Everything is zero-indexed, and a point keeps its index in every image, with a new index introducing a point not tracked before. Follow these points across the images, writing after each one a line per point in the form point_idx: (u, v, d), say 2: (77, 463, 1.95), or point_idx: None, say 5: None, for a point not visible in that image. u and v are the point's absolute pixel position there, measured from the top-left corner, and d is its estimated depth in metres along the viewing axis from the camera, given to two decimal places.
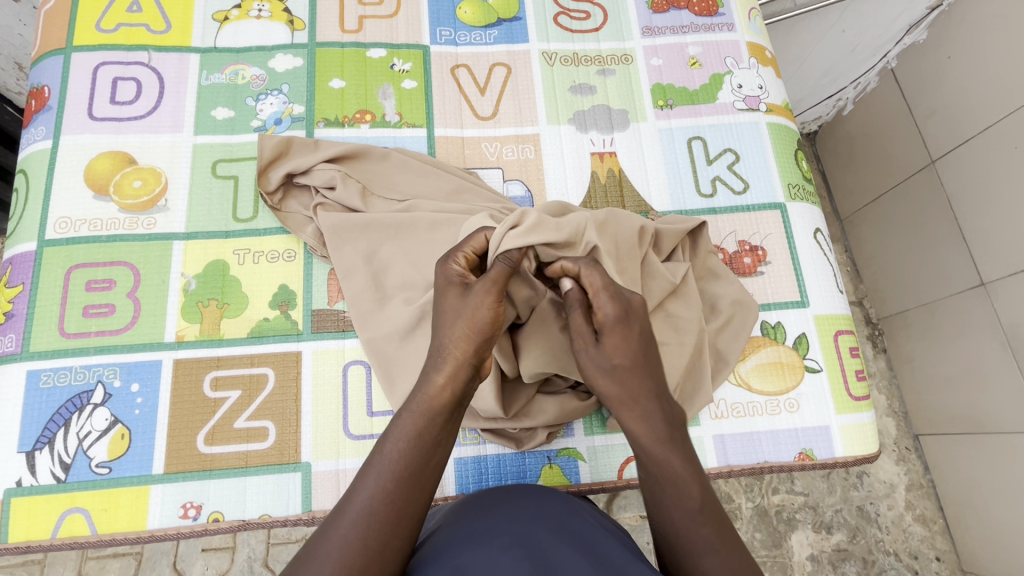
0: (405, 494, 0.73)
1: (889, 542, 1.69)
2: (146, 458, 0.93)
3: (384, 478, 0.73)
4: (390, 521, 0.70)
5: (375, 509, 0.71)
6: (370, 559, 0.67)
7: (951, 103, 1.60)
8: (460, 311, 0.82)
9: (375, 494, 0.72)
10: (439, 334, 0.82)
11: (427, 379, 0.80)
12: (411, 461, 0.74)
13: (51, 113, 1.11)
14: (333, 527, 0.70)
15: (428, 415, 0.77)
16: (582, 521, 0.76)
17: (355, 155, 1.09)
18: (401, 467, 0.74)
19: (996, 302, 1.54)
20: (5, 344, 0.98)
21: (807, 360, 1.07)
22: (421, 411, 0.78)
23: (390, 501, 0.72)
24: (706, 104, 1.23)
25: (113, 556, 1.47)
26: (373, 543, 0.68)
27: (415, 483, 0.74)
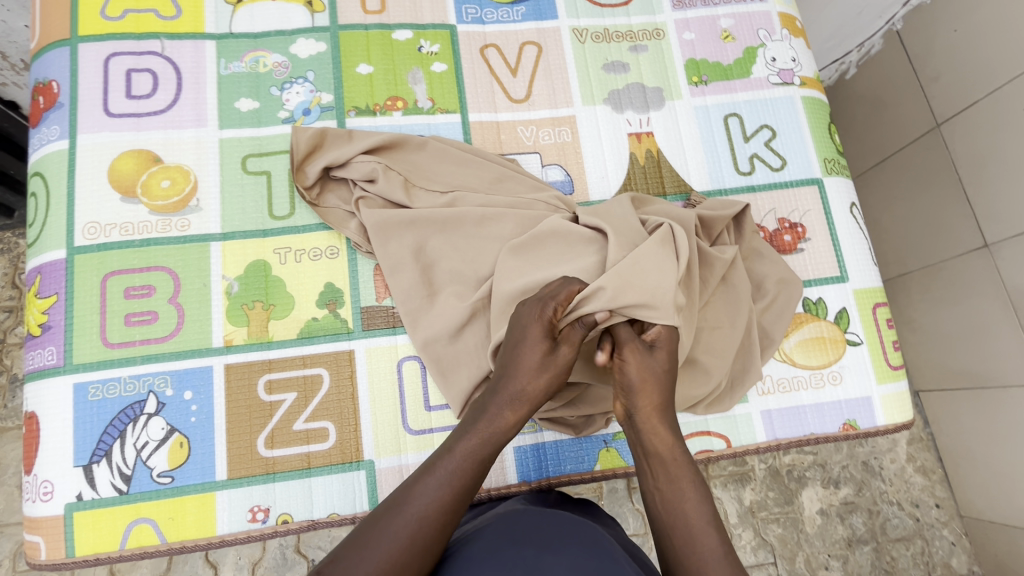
0: (456, 508, 0.76)
1: (892, 493, 1.78)
2: (208, 464, 0.93)
3: (443, 488, 0.75)
4: (439, 528, 0.73)
5: (430, 513, 0.73)
6: (413, 558, 0.70)
7: (959, 66, 1.59)
8: (536, 363, 0.82)
9: (433, 500, 0.74)
10: (511, 375, 0.82)
11: (502, 413, 0.82)
12: (469, 477, 0.78)
13: (64, 111, 1.04)
14: (385, 520, 0.73)
15: (495, 443, 0.81)
16: (614, 547, 0.75)
17: (393, 145, 1.06)
18: (458, 481, 0.77)
19: (1000, 263, 1.57)
20: (47, 357, 0.95)
21: (848, 334, 1.10)
22: (488, 438, 0.81)
23: (445, 511, 0.74)
24: (740, 79, 1.21)
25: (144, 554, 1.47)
26: (420, 542, 0.71)
27: (468, 499, 0.77)
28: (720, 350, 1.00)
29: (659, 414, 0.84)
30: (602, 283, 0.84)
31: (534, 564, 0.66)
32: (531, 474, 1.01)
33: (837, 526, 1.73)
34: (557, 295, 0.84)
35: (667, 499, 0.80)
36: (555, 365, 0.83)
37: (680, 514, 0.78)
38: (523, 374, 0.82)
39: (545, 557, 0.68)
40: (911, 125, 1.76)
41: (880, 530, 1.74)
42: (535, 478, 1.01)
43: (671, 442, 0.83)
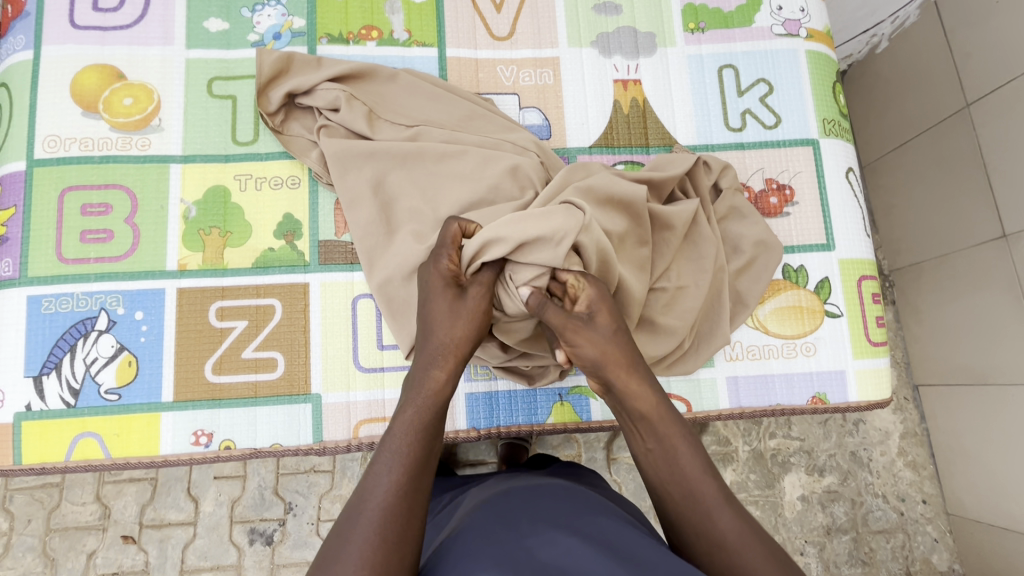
0: (416, 483, 0.71)
1: (878, 486, 1.71)
2: (155, 385, 0.93)
3: (397, 471, 0.70)
4: (406, 512, 0.68)
5: (392, 496, 0.68)
6: (390, 551, 0.65)
7: (994, 37, 1.45)
8: (457, 312, 0.80)
9: (390, 485, 0.69)
10: (434, 335, 0.80)
11: (430, 373, 0.78)
12: (419, 453, 0.73)
13: (30, 20, 1.01)
14: (352, 528, 0.66)
15: (434, 409, 0.77)
16: (603, 520, 0.73)
17: (361, 75, 1.02)
18: (410, 459, 0.72)
19: (1016, 253, 1.46)
20: (3, 268, 0.95)
21: (827, 305, 1.05)
22: (426, 406, 0.76)
23: (406, 491, 0.69)
24: (741, 28, 1.13)
25: (129, 480, 1.44)
26: (390, 534, 0.66)
27: (427, 470, 0.73)
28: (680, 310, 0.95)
29: (631, 376, 0.79)
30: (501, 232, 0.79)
31: (520, 531, 0.69)
32: (481, 422, 0.99)
33: (817, 514, 1.67)
34: (446, 248, 0.82)
35: (661, 456, 0.77)
36: (475, 307, 0.81)
37: (676, 468, 0.75)
38: (447, 329, 0.80)
39: (533, 542, 0.66)
40: (937, 102, 1.63)
41: (861, 521, 1.68)
42: (485, 426, 0.99)
43: (651, 404, 0.78)
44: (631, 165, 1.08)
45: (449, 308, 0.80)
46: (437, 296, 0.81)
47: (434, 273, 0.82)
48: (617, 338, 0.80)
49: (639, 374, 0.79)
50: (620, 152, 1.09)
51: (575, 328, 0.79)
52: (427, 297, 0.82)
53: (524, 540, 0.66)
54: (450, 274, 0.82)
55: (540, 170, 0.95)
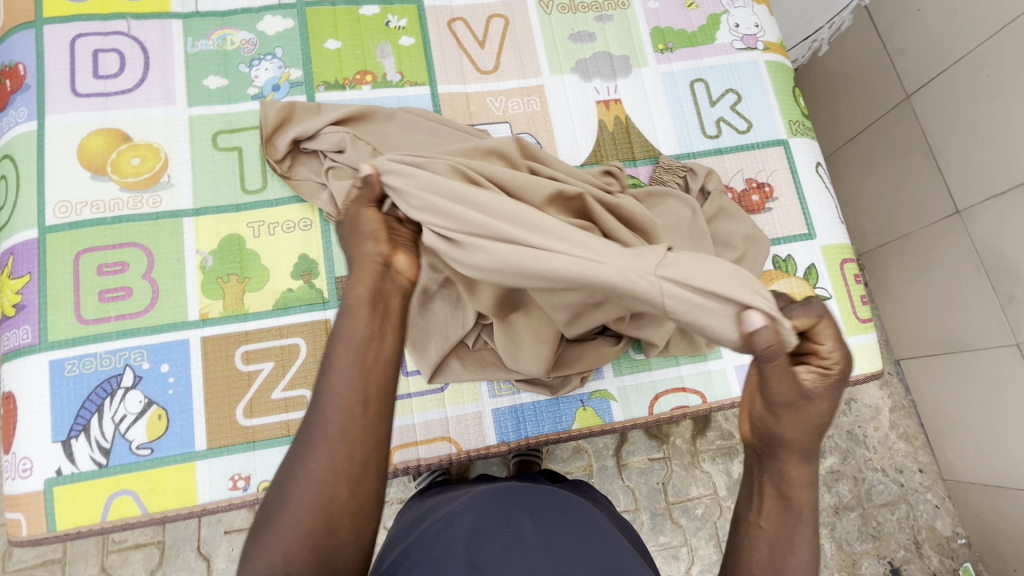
0: (361, 393, 0.62)
1: (877, 460, 1.79)
2: (187, 435, 0.93)
3: (345, 377, 0.62)
4: (356, 414, 0.61)
5: (334, 407, 0.60)
6: (340, 451, 0.59)
7: (924, 34, 1.60)
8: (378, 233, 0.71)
9: (331, 398, 0.61)
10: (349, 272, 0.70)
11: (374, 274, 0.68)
12: (368, 355, 0.64)
13: (30, 92, 1.04)
14: (299, 445, 0.60)
15: (375, 310, 0.66)
16: (605, 532, 0.75)
17: (361, 116, 1.07)
18: (359, 363, 0.63)
19: (971, 228, 1.58)
20: (22, 336, 0.96)
21: (817, 289, 1.13)
22: (365, 307, 0.65)
23: (354, 394, 0.61)
24: (705, 45, 1.23)
25: (135, 546, 1.39)
26: (339, 433, 0.60)
27: (372, 375, 0.63)
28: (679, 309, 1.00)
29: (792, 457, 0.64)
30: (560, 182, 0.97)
31: (540, 536, 0.70)
32: (510, 435, 1.03)
33: (824, 494, 1.73)
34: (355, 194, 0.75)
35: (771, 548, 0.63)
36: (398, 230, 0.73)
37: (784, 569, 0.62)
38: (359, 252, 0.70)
39: (540, 540, 0.69)
40: (881, 96, 1.78)
41: (865, 497, 1.75)
42: (514, 439, 1.02)
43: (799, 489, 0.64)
44: None
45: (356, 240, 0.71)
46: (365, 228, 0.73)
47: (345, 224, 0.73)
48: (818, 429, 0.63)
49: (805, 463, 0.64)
50: None
51: (793, 406, 0.61)
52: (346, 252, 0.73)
53: (537, 548, 0.68)
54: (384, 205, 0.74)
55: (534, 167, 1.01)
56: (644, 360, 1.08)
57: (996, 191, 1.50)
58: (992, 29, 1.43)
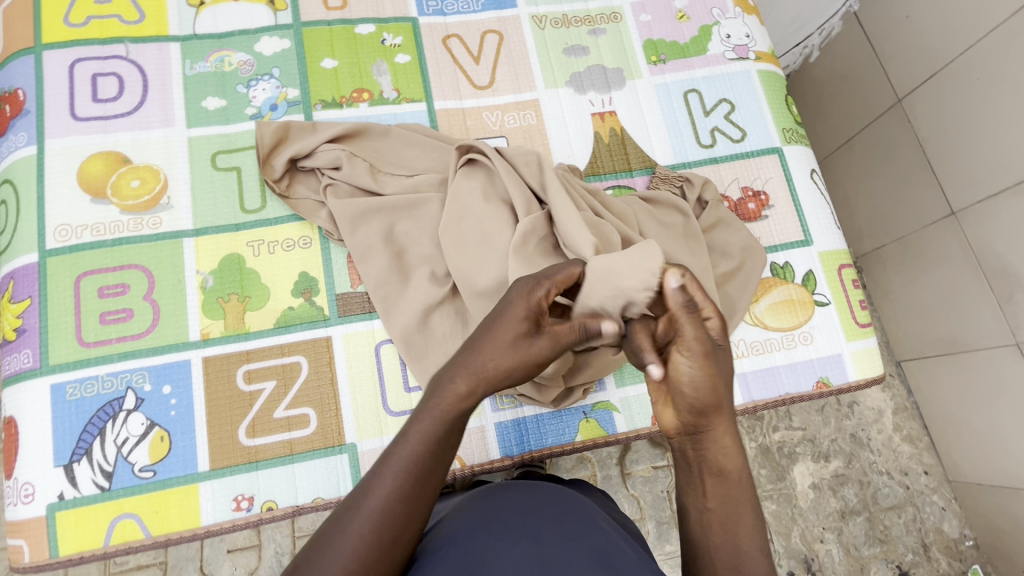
0: (421, 495, 0.66)
1: (881, 463, 1.78)
2: (190, 456, 0.93)
3: (405, 477, 0.65)
4: (406, 517, 0.64)
5: (391, 505, 0.64)
6: (381, 553, 0.62)
7: (913, 39, 1.62)
8: (517, 349, 0.72)
9: (390, 492, 0.65)
10: (485, 351, 0.72)
11: (452, 377, 0.71)
12: (432, 462, 0.67)
13: (30, 117, 1.05)
14: (346, 523, 0.63)
15: (450, 421, 0.69)
16: (596, 525, 0.75)
17: (358, 134, 1.08)
18: (421, 467, 0.66)
19: (967, 229, 1.59)
20: (23, 360, 0.96)
21: (816, 295, 1.13)
22: (441, 413, 0.69)
23: (410, 499, 0.65)
24: (698, 56, 1.25)
25: (137, 568, 1.38)
26: (386, 537, 0.63)
27: (434, 479, 0.67)
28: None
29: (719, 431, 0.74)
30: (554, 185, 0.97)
31: (524, 531, 0.70)
32: (514, 449, 1.02)
33: (830, 499, 1.72)
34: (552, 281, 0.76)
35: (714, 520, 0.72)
36: (536, 354, 0.73)
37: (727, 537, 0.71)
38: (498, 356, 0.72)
39: (525, 533, 0.69)
40: (873, 101, 1.79)
41: (871, 500, 1.74)
42: (518, 452, 1.02)
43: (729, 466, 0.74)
44: (619, 189, 1.16)
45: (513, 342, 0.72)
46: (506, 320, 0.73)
47: (521, 295, 0.75)
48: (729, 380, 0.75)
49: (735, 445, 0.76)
50: (607, 178, 1.17)
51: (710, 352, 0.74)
52: (504, 310, 0.74)
53: (521, 541, 0.68)
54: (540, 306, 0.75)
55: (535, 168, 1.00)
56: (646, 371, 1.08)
57: (990, 192, 1.51)
58: (980, 33, 1.45)
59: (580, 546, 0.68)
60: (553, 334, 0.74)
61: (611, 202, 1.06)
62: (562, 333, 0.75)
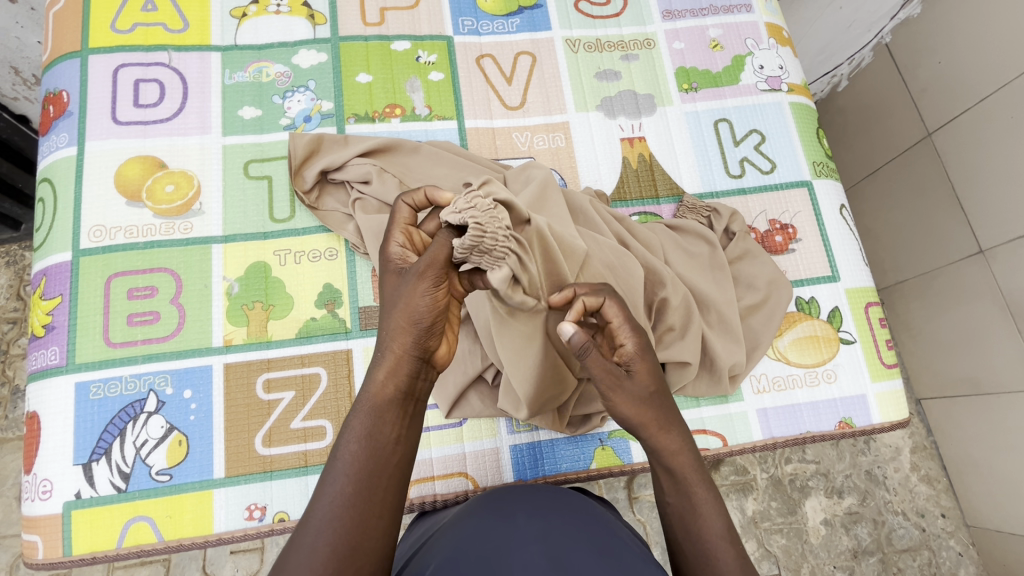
0: (371, 499, 0.62)
1: (897, 503, 1.73)
2: (206, 463, 0.94)
3: (342, 484, 0.62)
4: (358, 523, 0.60)
5: (339, 514, 0.60)
6: (343, 565, 0.57)
7: (946, 75, 1.60)
8: (396, 299, 0.69)
9: (335, 500, 0.61)
10: (378, 326, 0.70)
11: (373, 373, 0.69)
12: (371, 461, 0.63)
13: (73, 119, 1.07)
14: (297, 541, 0.58)
15: (384, 414, 0.66)
16: (601, 521, 0.74)
17: (387, 149, 1.09)
18: (358, 469, 0.63)
19: (995, 269, 1.55)
20: (49, 357, 0.97)
21: (841, 333, 1.11)
22: (372, 409, 0.67)
23: (355, 502, 0.61)
24: (729, 86, 1.25)
25: (141, 563, 1.38)
26: (343, 547, 0.58)
27: (381, 482, 0.63)
28: (691, 344, 0.99)
29: (666, 433, 0.73)
30: (588, 210, 1.02)
31: (527, 534, 0.68)
32: (527, 472, 1.02)
33: (842, 537, 1.68)
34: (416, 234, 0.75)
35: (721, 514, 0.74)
36: (413, 294, 0.68)
37: None
38: (387, 319, 0.69)
39: (531, 536, 0.67)
40: (902, 133, 1.77)
41: (885, 541, 1.69)
42: (532, 476, 1.01)
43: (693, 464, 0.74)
44: (645, 216, 1.16)
45: (394, 290, 0.70)
46: (385, 279, 0.73)
47: (383, 257, 0.73)
48: (652, 400, 0.73)
49: (676, 429, 0.73)
50: (633, 204, 1.17)
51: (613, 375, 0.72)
52: (381, 283, 0.74)
53: (527, 544, 0.65)
54: (401, 255, 0.73)
55: (572, 193, 1.04)
56: None
57: (1020, 233, 1.47)
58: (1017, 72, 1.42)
59: (588, 544, 0.67)
60: (427, 258, 0.69)
61: (637, 228, 1.06)
62: (436, 257, 0.69)
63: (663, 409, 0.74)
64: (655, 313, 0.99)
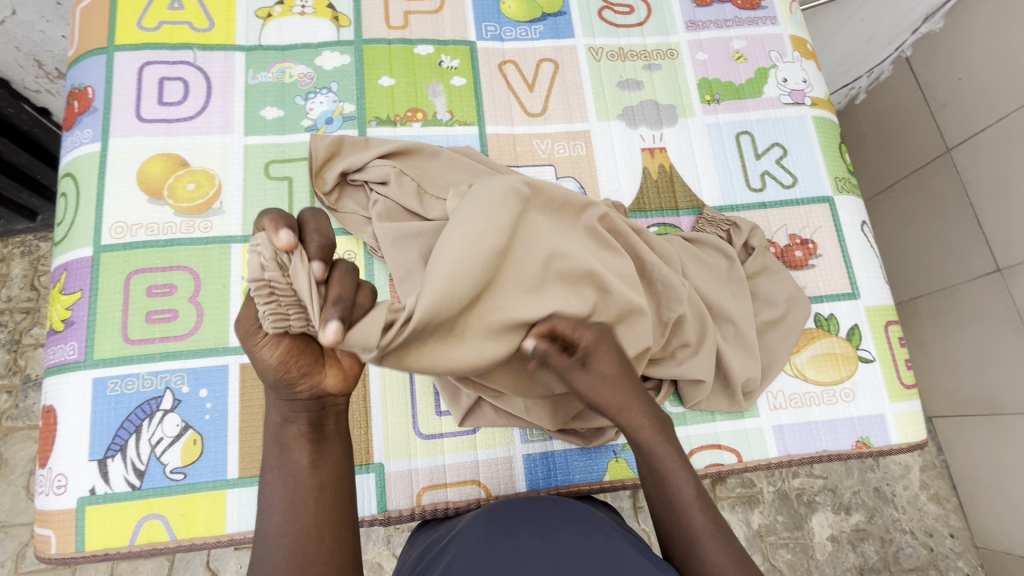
0: (305, 525, 0.64)
1: (905, 521, 1.71)
2: (220, 462, 0.94)
3: (276, 515, 0.64)
4: (298, 547, 0.63)
5: (277, 546, 0.62)
6: None
7: (968, 91, 1.58)
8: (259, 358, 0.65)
9: (274, 533, 0.63)
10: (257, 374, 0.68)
11: (272, 414, 0.68)
12: (298, 487, 0.65)
13: (97, 115, 1.08)
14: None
15: (294, 442, 0.67)
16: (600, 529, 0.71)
17: (408, 153, 1.08)
18: (288, 497, 0.65)
19: (1012, 288, 1.53)
20: (68, 351, 0.97)
21: (860, 351, 1.10)
22: (278, 442, 0.67)
23: (291, 530, 0.63)
24: (752, 98, 1.24)
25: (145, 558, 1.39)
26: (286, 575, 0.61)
27: (308, 504, 0.65)
28: (708, 359, 0.98)
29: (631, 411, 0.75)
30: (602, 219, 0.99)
31: (524, 548, 0.66)
32: (540, 483, 1.01)
33: (849, 554, 1.66)
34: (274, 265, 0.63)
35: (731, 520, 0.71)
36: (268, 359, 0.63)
37: None
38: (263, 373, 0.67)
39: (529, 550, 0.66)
40: (920, 148, 1.75)
41: (892, 559, 1.67)
42: (544, 487, 1.01)
43: None
44: (664, 227, 1.16)
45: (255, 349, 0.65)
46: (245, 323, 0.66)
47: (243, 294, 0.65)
48: (611, 381, 0.76)
49: (638, 404, 0.76)
50: (652, 215, 1.16)
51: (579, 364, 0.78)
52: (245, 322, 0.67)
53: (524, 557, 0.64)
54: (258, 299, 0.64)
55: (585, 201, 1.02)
56: (681, 416, 1.05)
57: None
58: None
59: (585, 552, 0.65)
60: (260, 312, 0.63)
61: (654, 240, 1.04)
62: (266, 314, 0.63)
63: (626, 387, 0.76)
64: (671, 327, 0.96)
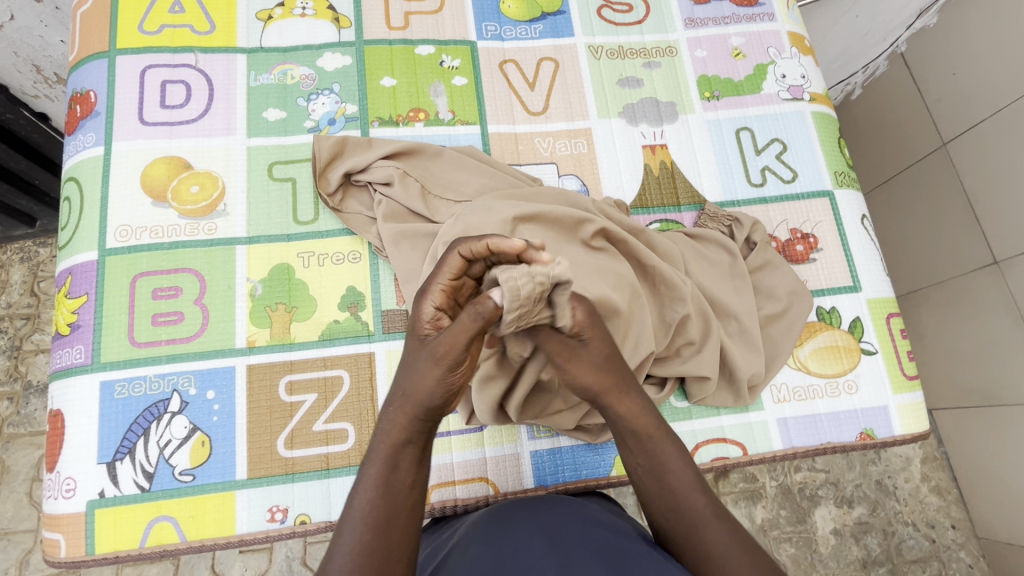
0: (388, 543, 0.64)
1: (907, 513, 1.72)
2: (228, 463, 0.94)
3: (360, 530, 0.64)
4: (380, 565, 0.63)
5: (357, 561, 0.62)
6: None
7: (963, 86, 1.59)
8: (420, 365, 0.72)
9: (353, 548, 0.63)
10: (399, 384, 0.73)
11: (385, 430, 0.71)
12: (386, 505, 0.66)
13: (99, 119, 1.08)
14: None
15: (395, 459, 0.69)
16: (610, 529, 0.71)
17: (411, 153, 1.09)
18: (374, 515, 0.65)
19: (1010, 280, 1.55)
20: (74, 355, 0.97)
21: (862, 343, 1.11)
22: (384, 459, 0.69)
23: (374, 548, 0.64)
24: (751, 94, 1.25)
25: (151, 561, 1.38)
26: None
27: (396, 525, 0.66)
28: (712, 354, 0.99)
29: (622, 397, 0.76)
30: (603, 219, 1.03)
31: (534, 546, 0.65)
32: (547, 479, 1.01)
33: (852, 547, 1.67)
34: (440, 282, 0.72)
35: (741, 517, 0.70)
36: (432, 369, 0.71)
37: None
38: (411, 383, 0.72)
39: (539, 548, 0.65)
40: (916, 142, 1.76)
41: (895, 551, 1.68)
42: (552, 483, 1.01)
43: None
44: (666, 224, 1.16)
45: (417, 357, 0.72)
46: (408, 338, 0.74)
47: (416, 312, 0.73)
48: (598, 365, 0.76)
49: (632, 392, 0.77)
50: (654, 211, 1.17)
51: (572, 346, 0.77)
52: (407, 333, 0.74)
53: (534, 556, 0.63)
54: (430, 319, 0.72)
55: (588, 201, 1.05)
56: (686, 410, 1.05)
57: None
58: None
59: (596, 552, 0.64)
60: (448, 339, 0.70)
61: (655, 238, 1.05)
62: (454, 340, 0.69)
63: (613, 373, 0.77)
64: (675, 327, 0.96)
